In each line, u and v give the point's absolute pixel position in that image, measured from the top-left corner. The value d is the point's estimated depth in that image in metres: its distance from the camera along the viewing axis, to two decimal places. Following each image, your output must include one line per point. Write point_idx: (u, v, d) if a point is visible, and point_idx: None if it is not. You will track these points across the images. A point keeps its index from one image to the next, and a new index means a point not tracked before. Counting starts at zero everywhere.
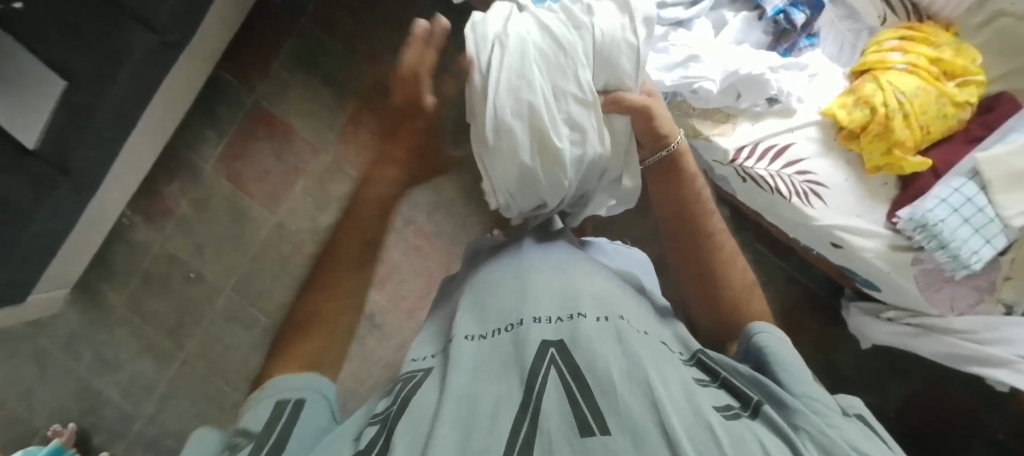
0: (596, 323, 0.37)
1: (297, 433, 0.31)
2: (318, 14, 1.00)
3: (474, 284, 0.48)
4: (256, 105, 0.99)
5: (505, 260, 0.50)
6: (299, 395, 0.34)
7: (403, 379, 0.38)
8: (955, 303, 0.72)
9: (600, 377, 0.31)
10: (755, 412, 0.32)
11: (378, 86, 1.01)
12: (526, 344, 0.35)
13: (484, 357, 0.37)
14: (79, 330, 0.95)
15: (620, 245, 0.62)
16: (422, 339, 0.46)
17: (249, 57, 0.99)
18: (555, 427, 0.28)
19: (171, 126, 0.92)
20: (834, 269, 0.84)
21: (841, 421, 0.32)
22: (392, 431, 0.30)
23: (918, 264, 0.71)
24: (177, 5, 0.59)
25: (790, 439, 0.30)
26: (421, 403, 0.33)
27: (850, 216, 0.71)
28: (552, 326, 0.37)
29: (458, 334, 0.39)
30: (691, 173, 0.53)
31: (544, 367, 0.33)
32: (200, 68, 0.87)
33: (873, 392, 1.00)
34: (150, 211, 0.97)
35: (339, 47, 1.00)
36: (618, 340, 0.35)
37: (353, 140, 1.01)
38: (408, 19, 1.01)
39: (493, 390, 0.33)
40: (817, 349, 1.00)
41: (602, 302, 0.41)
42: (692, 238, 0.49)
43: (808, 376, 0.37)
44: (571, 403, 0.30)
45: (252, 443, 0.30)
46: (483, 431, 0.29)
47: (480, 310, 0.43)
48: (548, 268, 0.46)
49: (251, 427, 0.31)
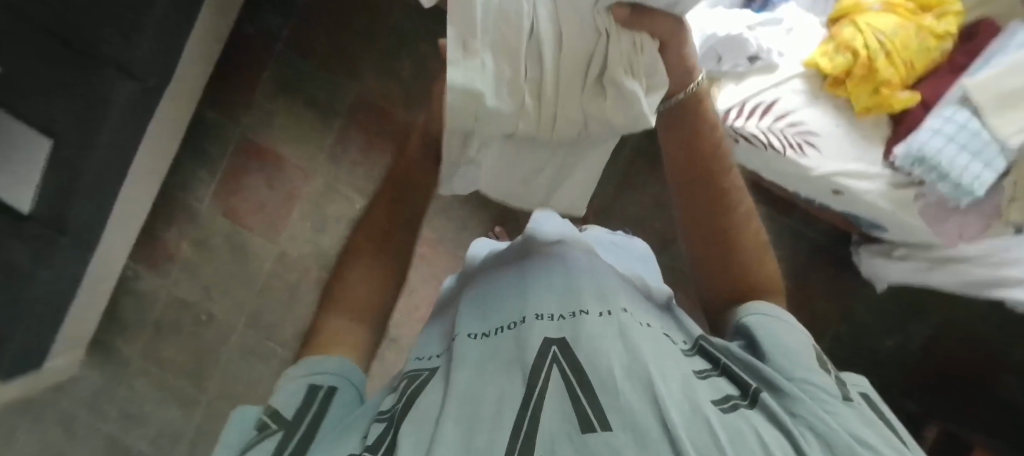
0: (599, 318, 0.37)
1: (325, 420, 0.35)
2: (294, 37, 0.99)
3: (477, 287, 0.49)
4: (244, 138, 0.99)
5: (508, 268, 0.50)
6: (332, 382, 0.37)
7: (409, 377, 0.38)
8: (962, 231, 0.70)
9: (601, 372, 0.32)
10: (754, 401, 0.33)
11: (363, 101, 1.01)
12: (528, 340, 0.36)
13: (484, 352, 0.37)
14: (100, 387, 0.95)
15: (620, 236, 0.63)
16: (420, 342, 0.47)
17: (230, 92, 0.98)
18: (558, 429, 0.28)
19: (162, 170, 0.92)
20: (838, 217, 0.84)
21: (840, 407, 0.33)
22: (401, 431, 0.30)
23: (920, 199, 0.70)
24: (155, 46, 0.57)
25: (788, 429, 0.31)
26: (425, 405, 0.33)
27: (847, 161, 0.71)
28: (552, 322, 0.38)
29: (462, 333, 0.40)
30: (705, 116, 0.53)
31: (546, 364, 0.33)
32: (182, 106, 0.87)
33: (894, 334, 0.99)
34: (155, 256, 0.98)
35: (319, 67, 1.00)
36: (619, 335, 0.35)
37: (344, 160, 1.01)
38: (384, 30, 1.00)
39: (492, 389, 0.33)
40: (832, 299, 1.00)
41: (603, 294, 0.41)
42: (709, 203, 0.52)
43: (808, 359, 0.38)
44: (573, 402, 0.30)
45: (282, 429, 0.33)
46: (486, 433, 0.29)
47: (481, 307, 0.44)
48: (552, 269, 0.46)
49: (283, 412, 0.34)
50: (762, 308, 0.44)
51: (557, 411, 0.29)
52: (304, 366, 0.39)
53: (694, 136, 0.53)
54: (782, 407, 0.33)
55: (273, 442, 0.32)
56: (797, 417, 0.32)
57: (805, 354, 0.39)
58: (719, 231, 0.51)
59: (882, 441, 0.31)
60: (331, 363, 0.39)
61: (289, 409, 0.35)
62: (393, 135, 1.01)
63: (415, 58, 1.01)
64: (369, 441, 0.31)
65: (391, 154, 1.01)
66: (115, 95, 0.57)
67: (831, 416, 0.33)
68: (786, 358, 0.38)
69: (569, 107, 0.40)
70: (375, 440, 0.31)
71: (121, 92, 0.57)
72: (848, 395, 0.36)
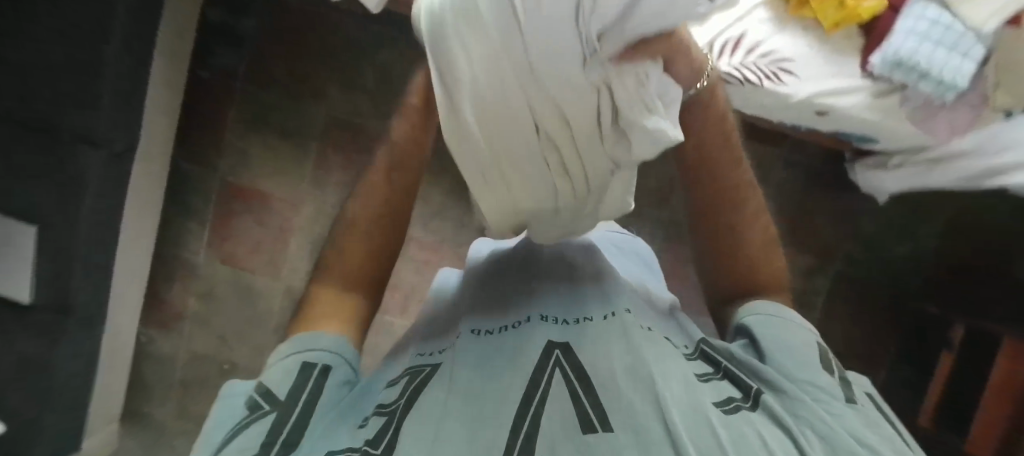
0: (602, 325, 0.44)
1: (319, 401, 0.38)
2: (249, 70, 0.96)
3: (485, 295, 0.54)
4: (225, 182, 0.98)
5: (514, 278, 0.55)
6: (326, 360, 0.41)
7: (410, 374, 0.42)
8: (954, 128, 0.69)
9: (602, 377, 0.37)
10: (755, 403, 0.38)
11: (336, 120, 0.97)
12: (533, 345, 0.42)
13: (489, 353, 0.43)
14: (143, 450, 0.98)
15: (625, 235, 0.73)
16: (428, 336, 0.52)
17: (200, 140, 0.97)
18: (562, 425, 0.33)
19: (150, 232, 0.92)
20: (828, 137, 0.82)
21: (843, 409, 0.37)
22: (402, 423, 0.34)
23: (905, 103, 0.68)
24: (114, 112, 0.67)
25: (787, 426, 0.36)
26: (423, 400, 0.37)
27: (826, 78, 0.68)
28: (564, 329, 0.44)
29: (465, 331, 0.47)
30: (712, 105, 0.55)
31: (549, 368, 0.39)
32: (149, 168, 0.86)
33: (906, 242, 0.95)
34: (165, 314, 0.99)
35: (281, 94, 0.96)
36: (624, 342, 0.41)
37: (328, 183, 0.98)
38: (338, 43, 0.95)
39: (498, 386, 0.38)
40: (845, 219, 0.97)
41: (607, 303, 0.48)
42: (714, 194, 0.57)
43: (812, 359, 0.43)
44: (574, 402, 0.35)
45: (276, 412, 0.36)
46: (489, 428, 0.33)
47: (495, 311, 0.51)
48: (561, 285, 0.53)
49: (276, 392, 0.37)
50: (764, 307, 0.49)
51: (558, 413, 0.34)
52: (298, 342, 0.42)
53: (710, 122, 0.55)
54: (781, 406, 0.38)
55: (267, 424, 0.35)
56: (797, 416, 0.37)
57: (807, 353, 0.43)
58: (723, 229, 0.57)
59: (882, 443, 0.35)
60: (324, 341, 0.42)
61: (282, 391, 0.37)
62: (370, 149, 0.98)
63: (377, 65, 0.96)
64: (369, 434, 0.34)
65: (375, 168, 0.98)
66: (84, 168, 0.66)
67: (835, 418, 0.37)
68: (788, 357, 0.43)
69: (593, 156, 0.39)
70: (376, 432, 0.34)
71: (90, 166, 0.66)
72: (853, 398, 0.40)
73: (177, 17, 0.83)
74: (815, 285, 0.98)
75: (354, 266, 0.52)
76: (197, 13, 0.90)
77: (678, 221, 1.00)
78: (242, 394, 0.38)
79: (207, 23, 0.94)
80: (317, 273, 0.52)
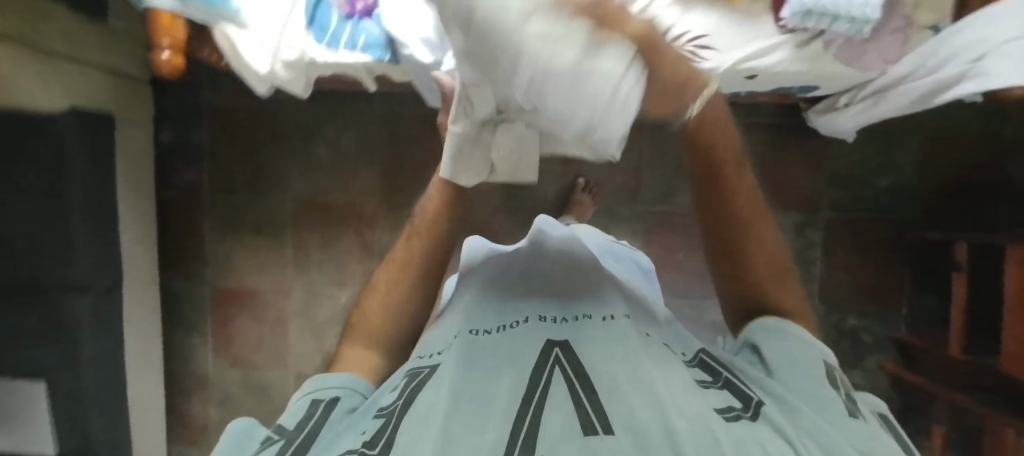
0: (601, 326, 0.47)
1: (326, 423, 0.42)
2: (212, 179, 1.00)
3: (484, 287, 0.57)
4: (215, 290, 1.01)
5: (510, 277, 0.59)
6: (332, 394, 0.46)
7: (410, 376, 0.45)
8: (885, 56, 0.68)
9: (603, 382, 0.39)
10: (756, 415, 0.37)
11: (304, 203, 0.99)
12: (534, 345, 0.45)
13: (494, 350, 0.45)
14: None
15: (626, 248, 0.79)
16: (426, 341, 0.55)
17: (182, 256, 1.01)
18: (559, 429, 0.34)
19: (153, 356, 0.95)
20: (771, 94, 0.81)
21: (848, 424, 0.36)
22: (400, 423, 0.37)
23: (829, 47, 0.67)
24: (89, 255, 0.78)
25: (784, 430, 0.35)
26: (419, 404, 0.39)
27: (744, 45, 0.68)
28: (568, 329, 0.47)
29: (465, 330, 0.49)
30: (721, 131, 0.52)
31: (548, 367, 0.41)
32: (135, 298, 0.90)
33: (888, 174, 0.93)
34: (190, 429, 1.02)
35: (246, 194, 1.00)
36: (626, 350, 0.43)
37: (310, 265, 1.00)
38: (285, 132, 0.98)
39: (503, 386, 0.40)
40: (820, 167, 0.95)
41: (608, 307, 0.52)
42: (725, 220, 0.56)
43: (817, 371, 0.43)
44: (575, 404, 0.37)
45: (288, 436, 0.41)
46: (497, 425, 0.35)
47: (489, 309, 0.54)
48: (564, 283, 0.57)
49: (289, 424, 0.42)
50: (776, 323, 0.49)
51: (561, 417, 0.35)
52: (309, 384, 0.47)
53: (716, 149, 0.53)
54: (783, 417, 0.37)
55: (281, 446, 0.39)
56: (798, 426, 0.36)
57: (814, 367, 0.43)
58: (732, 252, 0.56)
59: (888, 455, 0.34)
60: (333, 380, 0.48)
61: (292, 422, 0.42)
62: (342, 222, 0.99)
63: (329, 142, 0.98)
64: (367, 437, 0.37)
65: (350, 238, 0.99)
66: (73, 313, 0.76)
67: (840, 429, 0.36)
68: (793, 370, 0.43)
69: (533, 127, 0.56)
70: (374, 435, 0.37)
71: (82, 310, 0.77)
72: (856, 412, 0.39)
73: (127, 152, 0.88)
74: (809, 239, 0.96)
75: (374, 328, 0.59)
76: (150, 141, 0.95)
77: (658, 212, 0.99)
78: (254, 427, 0.42)
79: (166, 148, 0.99)
80: (347, 340, 0.59)
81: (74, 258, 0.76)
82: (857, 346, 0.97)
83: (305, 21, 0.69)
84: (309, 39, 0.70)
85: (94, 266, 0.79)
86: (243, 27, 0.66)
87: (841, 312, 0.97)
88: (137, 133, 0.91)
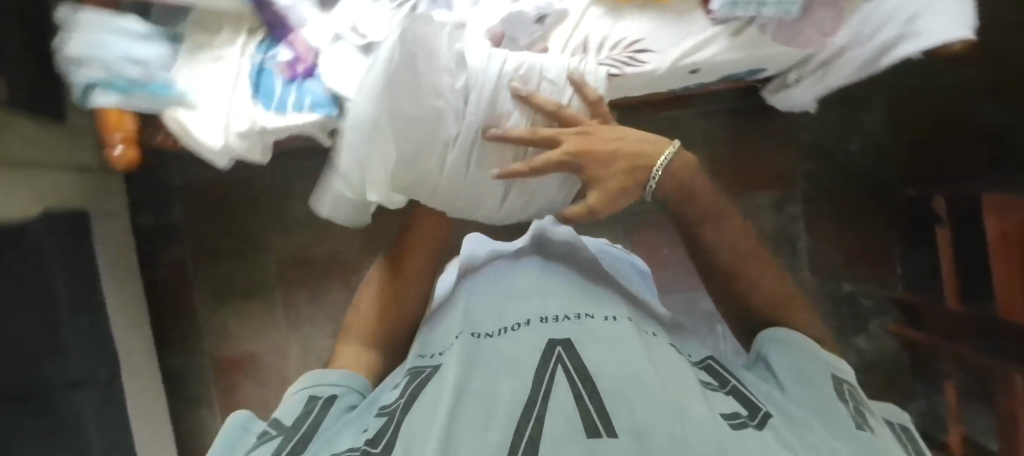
0: (604, 329, 0.47)
1: (325, 419, 0.44)
2: (195, 254, 1.01)
3: (483, 295, 0.58)
4: (215, 360, 1.02)
5: (509, 281, 0.59)
6: (330, 392, 0.48)
7: (411, 375, 0.48)
8: (822, 29, 0.66)
9: (609, 384, 0.38)
10: (761, 423, 0.36)
11: (288, 260, 1.01)
12: (536, 345, 0.45)
13: (496, 352, 0.45)
14: None
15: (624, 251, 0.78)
16: (425, 341, 0.57)
17: (178, 333, 1.02)
18: (561, 427, 0.34)
19: (163, 436, 0.96)
20: (724, 81, 0.81)
21: (856, 438, 0.35)
22: (402, 424, 0.38)
23: (765, 30, 0.67)
24: (85, 348, 0.79)
25: (791, 444, 0.34)
26: (422, 405, 0.40)
27: (681, 41, 0.68)
28: (570, 327, 0.48)
29: (469, 334, 0.49)
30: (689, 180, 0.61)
31: (551, 365, 0.41)
32: (136, 382, 0.90)
33: (857, 138, 0.93)
34: None
35: (231, 261, 1.01)
36: (632, 354, 0.43)
37: (304, 319, 1.01)
38: (259, 195, 1.00)
39: (506, 386, 0.39)
40: (787, 142, 0.95)
41: (610, 311, 0.52)
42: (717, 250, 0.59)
43: (827, 387, 0.42)
44: (577, 402, 0.36)
45: (290, 432, 0.42)
46: (498, 425, 0.35)
47: (489, 308, 0.54)
48: (566, 284, 0.57)
49: (289, 419, 0.44)
50: (788, 335, 0.50)
51: (563, 417, 0.35)
52: (306, 381, 0.49)
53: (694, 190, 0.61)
54: (790, 431, 0.36)
55: (282, 441, 0.41)
56: (800, 438, 0.35)
57: (822, 384, 0.42)
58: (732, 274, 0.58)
59: None
60: (330, 377, 0.50)
61: (291, 417, 0.44)
62: (329, 272, 1.01)
63: (302, 197, 1.00)
64: (369, 436, 0.39)
65: (339, 286, 1.00)
66: (76, 410, 0.76)
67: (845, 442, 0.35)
68: (801, 388, 0.42)
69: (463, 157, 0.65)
70: (375, 434, 0.39)
71: (84, 405, 0.78)
72: (864, 426, 0.38)
73: (107, 242, 0.90)
74: (789, 215, 0.96)
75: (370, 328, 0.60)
76: (128, 229, 0.96)
77: (635, 212, 0.99)
78: (257, 421, 0.45)
79: (146, 231, 1.01)
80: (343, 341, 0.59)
81: (69, 354, 0.76)
82: (858, 312, 0.95)
83: (249, 93, 0.70)
84: (256, 109, 0.70)
85: (91, 361, 0.80)
86: (192, 108, 0.67)
87: (836, 280, 0.95)
88: (114, 222, 0.93)
